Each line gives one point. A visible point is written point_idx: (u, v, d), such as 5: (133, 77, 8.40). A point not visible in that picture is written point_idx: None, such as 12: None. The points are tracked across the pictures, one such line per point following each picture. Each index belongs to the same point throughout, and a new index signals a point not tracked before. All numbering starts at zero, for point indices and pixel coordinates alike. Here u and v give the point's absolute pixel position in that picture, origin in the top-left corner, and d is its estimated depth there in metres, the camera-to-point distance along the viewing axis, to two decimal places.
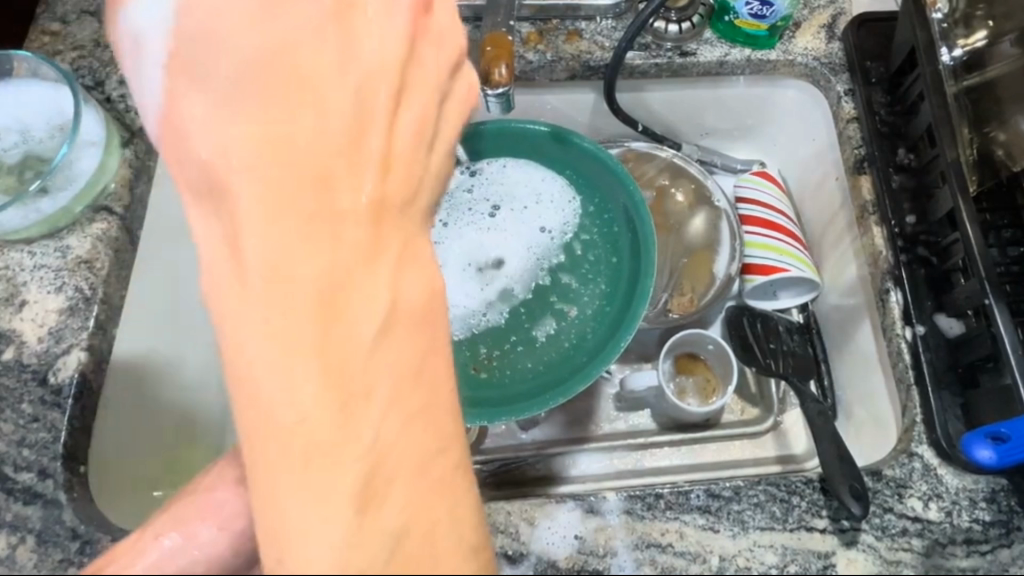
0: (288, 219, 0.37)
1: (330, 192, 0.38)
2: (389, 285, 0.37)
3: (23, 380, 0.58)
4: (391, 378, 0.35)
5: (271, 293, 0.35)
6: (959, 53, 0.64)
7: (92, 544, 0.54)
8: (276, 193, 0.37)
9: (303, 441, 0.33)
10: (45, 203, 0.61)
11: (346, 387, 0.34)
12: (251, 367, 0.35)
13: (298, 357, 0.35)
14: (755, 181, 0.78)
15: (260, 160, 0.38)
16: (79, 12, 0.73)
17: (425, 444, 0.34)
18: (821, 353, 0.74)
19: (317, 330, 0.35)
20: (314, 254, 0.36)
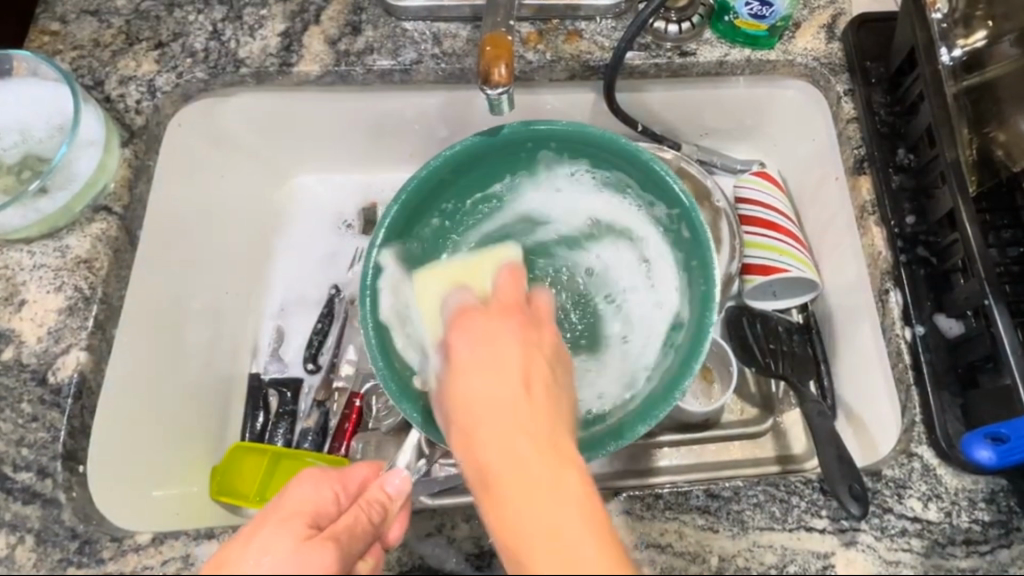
0: (501, 442, 0.38)
1: (526, 392, 0.39)
2: (573, 476, 0.37)
3: (22, 380, 0.59)
4: (593, 538, 0.35)
5: (515, 480, 0.37)
6: (960, 53, 0.64)
7: (92, 544, 0.54)
8: (490, 379, 0.39)
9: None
10: (45, 203, 0.62)
11: (567, 554, 0.35)
12: (525, 540, 0.36)
13: (556, 558, 0.35)
14: (755, 181, 0.77)
15: (474, 354, 0.41)
16: (78, 12, 0.73)
17: None
18: (822, 353, 0.74)
19: (556, 531, 0.35)
20: (527, 461, 0.37)
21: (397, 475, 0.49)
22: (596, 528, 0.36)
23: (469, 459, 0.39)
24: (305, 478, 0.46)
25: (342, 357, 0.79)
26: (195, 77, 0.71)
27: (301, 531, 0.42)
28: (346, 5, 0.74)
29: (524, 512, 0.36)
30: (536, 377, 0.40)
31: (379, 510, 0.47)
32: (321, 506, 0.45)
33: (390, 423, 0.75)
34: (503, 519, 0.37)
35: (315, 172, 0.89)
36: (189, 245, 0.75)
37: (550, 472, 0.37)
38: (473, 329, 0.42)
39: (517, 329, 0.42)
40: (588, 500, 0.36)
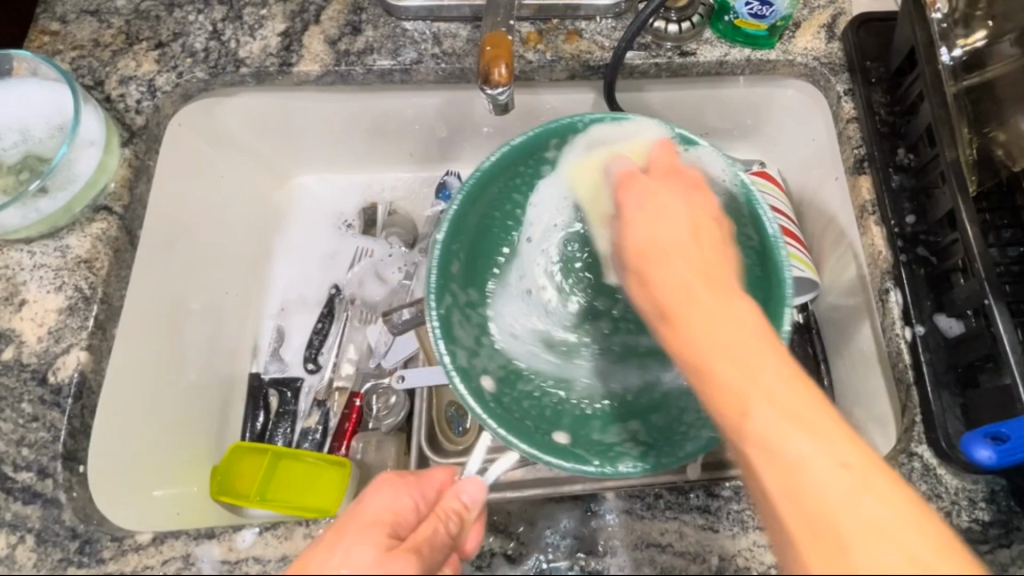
0: (716, 312, 0.38)
1: (709, 285, 0.39)
2: (745, 307, 0.38)
3: (22, 379, 0.59)
4: (775, 367, 0.35)
5: (683, 300, 0.39)
6: (960, 53, 0.64)
7: (92, 544, 0.54)
8: (657, 205, 0.44)
9: (763, 410, 0.34)
10: (45, 203, 0.61)
11: (743, 373, 0.35)
12: (716, 349, 0.37)
13: (721, 357, 0.36)
14: (755, 182, 0.78)
15: (654, 210, 0.44)
16: (78, 12, 0.73)
17: (802, 405, 0.34)
18: (821, 353, 0.75)
19: (753, 365, 0.35)
20: (739, 331, 0.37)
21: (472, 483, 0.48)
22: (771, 345, 0.36)
23: (659, 296, 0.41)
24: (383, 486, 0.45)
25: (342, 357, 0.80)
26: (195, 76, 0.71)
27: (382, 541, 0.41)
28: (346, 5, 0.74)
29: (699, 333, 0.38)
30: (700, 229, 0.43)
31: (457, 522, 0.46)
32: (401, 515, 0.44)
33: (390, 423, 0.74)
34: (699, 355, 0.37)
35: (316, 173, 0.89)
36: (190, 245, 0.75)
37: (747, 302, 0.39)
38: (631, 182, 0.46)
39: (682, 194, 0.45)
40: (766, 333, 0.37)
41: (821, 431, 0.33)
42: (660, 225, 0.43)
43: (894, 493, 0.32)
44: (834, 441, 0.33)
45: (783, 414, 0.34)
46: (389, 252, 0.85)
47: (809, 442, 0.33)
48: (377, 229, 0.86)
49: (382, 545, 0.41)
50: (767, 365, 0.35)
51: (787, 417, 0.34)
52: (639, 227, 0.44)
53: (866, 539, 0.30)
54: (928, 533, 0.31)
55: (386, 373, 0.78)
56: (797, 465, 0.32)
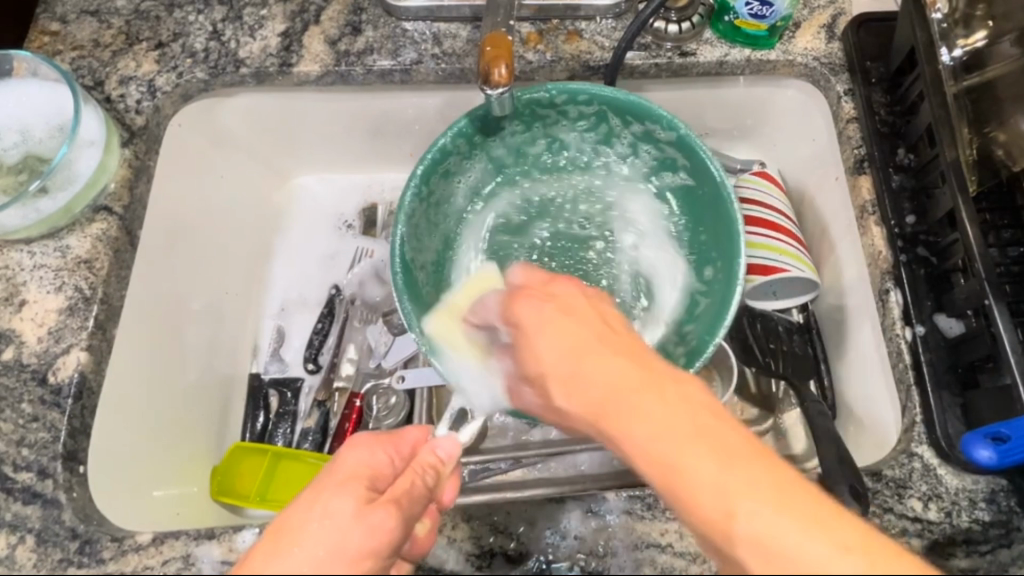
0: (609, 385, 0.34)
1: (601, 340, 0.36)
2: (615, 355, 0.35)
3: (22, 380, 0.59)
4: (659, 406, 0.32)
5: (616, 397, 0.34)
6: (959, 53, 0.64)
7: (92, 544, 0.54)
8: (572, 325, 0.38)
9: (712, 477, 0.30)
10: (45, 203, 0.61)
11: (652, 445, 0.32)
12: (636, 408, 0.32)
13: (627, 408, 0.33)
14: (755, 181, 0.77)
15: (544, 326, 0.38)
16: (78, 12, 0.73)
17: (723, 447, 0.30)
18: (822, 353, 0.74)
19: (653, 424, 0.32)
20: (615, 381, 0.34)
21: (447, 440, 0.48)
22: (638, 384, 0.33)
23: (553, 380, 0.37)
24: (359, 444, 0.44)
25: (342, 357, 0.79)
26: (195, 77, 0.71)
27: (361, 491, 0.40)
28: (346, 5, 0.74)
29: (598, 373, 0.35)
30: (615, 320, 0.38)
31: (434, 474, 0.46)
32: (378, 469, 0.43)
33: (390, 423, 0.74)
34: (614, 423, 0.33)
35: (315, 173, 0.89)
36: (189, 245, 0.75)
37: (651, 357, 0.35)
38: (544, 294, 0.41)
39: (577, 287, 0.41)
40: (645, 357, 0.35)
41: (699, 492, 0.30)
42: (545, 339, 0.38)
43: (833, 516, 0.29)
44: (745, 492, 0.29)
45: (686, 449, 0.31)
46: (389, 252, 0.84)
47: (712, 467, 0.30)
48: (377, 229, 0.87)
49: (362, 498, 0.40)
50: (647, 397, 0.32)
51: (693, 493, 0.30)
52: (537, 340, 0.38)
53: (783, 515, 0.29)
54: (832, 540, 0.28)
55: (386, 373, 0.78)
56: (740, 519, 0.29)
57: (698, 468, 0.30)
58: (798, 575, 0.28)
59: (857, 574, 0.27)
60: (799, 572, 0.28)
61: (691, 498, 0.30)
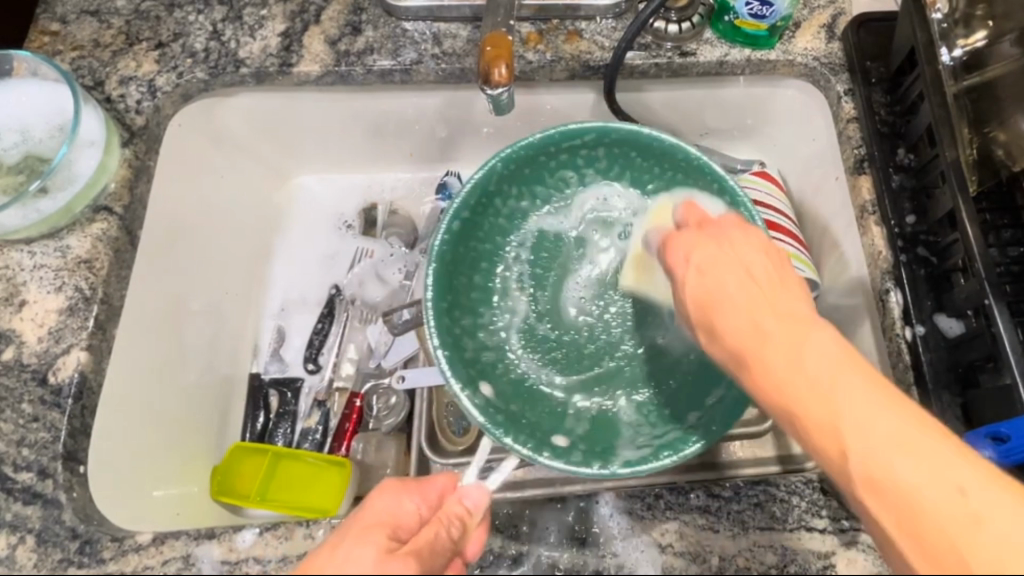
0: (784, 351, 0.38)
1: (749, 279, 0.42)
2: (754, 294, 0.41)
3: (22, 380, 0.59)
4: (830, 359, 0.37)
5: (789, 356, 0.38)
6: (960, 53, 0.64)
7: (92, 544, 0.54)
8: (707, 247, 0.45)
9: (887, 429, 0.35)
10: (45, 203, 0.61)
11: (830, 409, 0.36)
12: (836, 364, 0.37)
13: (780, 356, 0.38)
14: (754, 181, 0.78)
15: (710, 272, 0.43)
16: (78, 12, 0.73)
17: (866, 387, 0.36)
18: None
19: (831, 415, 0.36)
20: (823, 362, 0.37)
21: (475, 488, 0.48)
22: (861, 371, 0.37)
23: (766, 386, 0.39)
24: (385, 490, 0.45)
25: (342, 356, 0.80)
26: (195, 77, 0.71)
27: (383, 540, 0.41)
28: (346, 5, 0.74)
29: (737, 296, 0.42)
30: (757, 271, 0.42)
31: (460, 525, 0.46)
32: (400, 518, 0.44)
33: (390, 423, 0.75)
34: (783, 395, 0.38)
35: (315, 173, 0.89)
36: (189, 245, 0.75)
37: (802, 324, 0.39)
38: (687, 259, 0.45)
39: (746, 237, 0.44)
40: (803, 318, 0.40)
41: (879, 462, 0.34)
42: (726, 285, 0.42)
43: (937, 437, 0.35)
44: (945, 464, 0.34)
45: (891, 436, 0.35)
46: (390, 252, 0.84)
47: (878, 426, 0.35)
48: (377, 230, 0.87)
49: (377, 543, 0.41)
50: (815, 342, 0.38)
51: (869, 459, 0.35)
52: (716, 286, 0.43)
53: (927, 471, 0.34)
54: (1000, 489, 0.34)
55: (386, 373, 0.78)
56: (900, 484, 0.34)
57: (845, 422, 0.35)
58: (900, 495, 0.34)
59: (975, 492, 0.33)
60: (907, 500, 0.34)
61: (887, 472, 0.34)
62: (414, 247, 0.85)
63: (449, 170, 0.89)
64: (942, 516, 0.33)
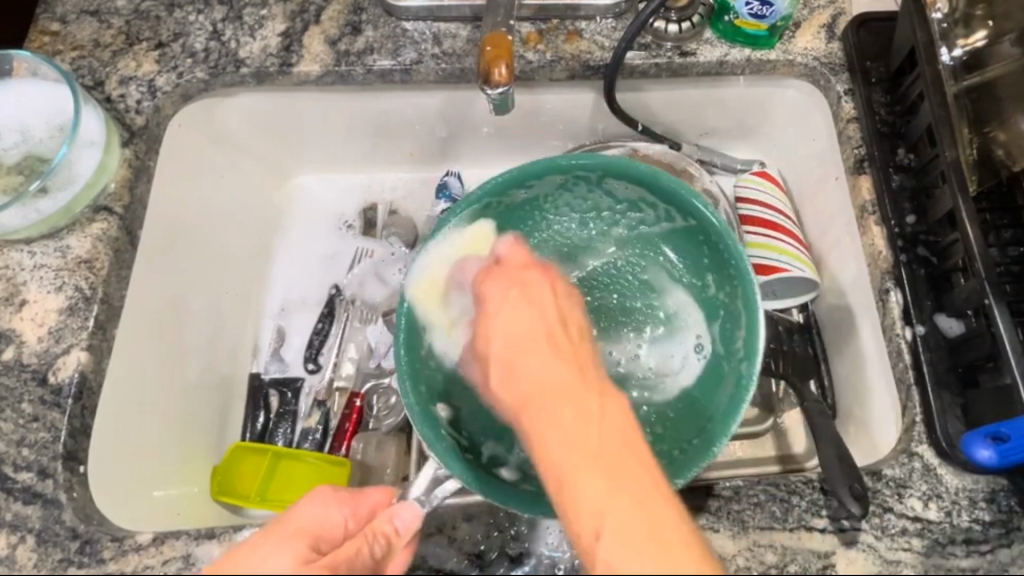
0: (551, 390, 0.38)
1: (552, 337, 0.41)
2: (547, 343, 0.40)
3: (22, 380, 0.59)
4: (565, 390, 0.38)
5: (517, 367, 0.40)
6: (960, 53, 0.64)
7: (92, 544, 0.54)
8: (519, 285, 0.44)
9: (580, 467, 0.35)
10: (45, 203, 0.61)
11: (538, 425, 0.38)
12: (534, 382, 0.39)
13: (533, 368, 0.39)
14: (756, 181, 0.77)
15: (506, 307, 0.43)
16: (78, 12, 0.73)
17: (584, 420, 0.37)
18: (821, 353, 0.75)
19: (562, 433, 0.37)
20: (555, 382, 0.38)
21: (407, 509, 0.49)
22: (596, 416, 0.37)
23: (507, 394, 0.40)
24: (316, 497, 0.46)
25: (342, 356, 0.79)
26: (195, 77, 0.71)
27: (303, 550, 0.42)
28: (346, 5, 0.74)
29: (514, 334, 0.41)
30: (561, 315, 0.42)
31: (383, 544, 0.47)
32: (326, 528, 0.44)
33: (390, 422, 0.75)
34: (519, 397, 0.39)
35: (316, 172, 0.89)
36: (189, 245, 0.75)
37: (565, 363, 0.39)
38: (499, 286, 0.44)
39: (547, 280, 0.44)
40: (561, 354, 0.40)
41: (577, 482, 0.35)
42: (502, 311, 0.42)
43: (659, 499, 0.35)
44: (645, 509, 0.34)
45: (581, 462, 0.35)
46: (390, 252, 0.84)
47: (573, 455, 0.36)
48: (377, 230, 0.87)
49: (291, 552, 0.41)
50: (607, 412, 0.37)
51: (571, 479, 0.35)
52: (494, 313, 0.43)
53: (622, 500, 0.34)
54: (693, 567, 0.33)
55: (386, 373, 0.78)
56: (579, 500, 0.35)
57: (577, 459, 0.36)
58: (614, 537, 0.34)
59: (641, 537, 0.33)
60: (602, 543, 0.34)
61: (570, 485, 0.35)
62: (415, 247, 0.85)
63: (449, 170, 0.88)
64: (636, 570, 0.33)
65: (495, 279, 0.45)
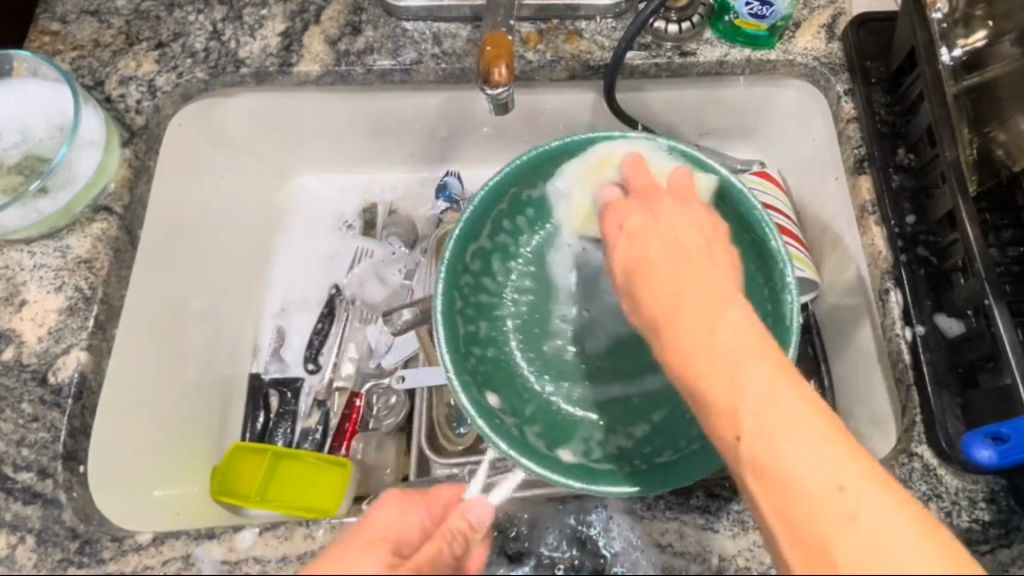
0: (726, 336, 0.38)
1: (693, 265, 0.42)
2: (698, 278, 0.41)
3: (22, 380, 0.59)
4: (741, 342, 0.38)
5: (711, 317, 0.39)
6: (960, 53, 0.64)
7: (92, 544, 0.54)
8: (659, 239, 0.44)
9: (751, 407, 0.36)
10: (45, 203, 0.61)
11: (717, 363, 0.38)
12: (701, 327, 0.39)
13: (720, 329, 0.39)
14: (758, 181, 0.77)
15: (656, 256, 0.43)
16: (78, 12, 0.73)
17: (766, 349, 0.38)
18: (821, 353, 0.74)
19: (743, 385, 0.37)
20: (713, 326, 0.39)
21: (479, 503, 0.47)
22: (784, 373, 0.37)
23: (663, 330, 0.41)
24: (389, 501, 0.45)
25: (342, 356, 0.79)
26: (195, 77, 0.71)
27: (388, 556, 0.41)
28: (346, 5, 0.74)
29: (664, 289, 0.42)
30: (684, 241, 0.44)
31: (462, 541, 0.45)
32: (404, 531, 0.44)
33: (390, 423, 0.75)
34: (679, 334, 0.40)
35: (316, 173, 0.89)
36: (189, 245, 0.75)
37: (719, 303, 0.40)
38: (620, 225, 0.47)
39: (679, 209, 0.46)
40: (753, 321, 0.39)
41: (760, 429, 0.35)
42: (657, 269, 0.43)
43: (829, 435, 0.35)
44: (841, 462, 0.34)
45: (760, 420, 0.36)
46: (390, 253, 0.84)
47: (736, 391, 0.37)
48: (377, 230, 0.87)
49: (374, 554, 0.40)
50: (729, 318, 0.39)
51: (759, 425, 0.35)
52: (648, 282, 0.43)
53: (779, 430, 0.35)
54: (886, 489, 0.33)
55: (386, 373, 0.78)
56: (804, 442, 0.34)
57: (752, 405, 0.36)
58: (785, 484, 0.34)
59: (845, 480, 0.33)
60: (783, 479, 0.34)
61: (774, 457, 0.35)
62: (415, 247, 0.85)
63: (449, 170, 0.88)
64: (811, 503, 0.33)
65: (609, 230, 0.48)
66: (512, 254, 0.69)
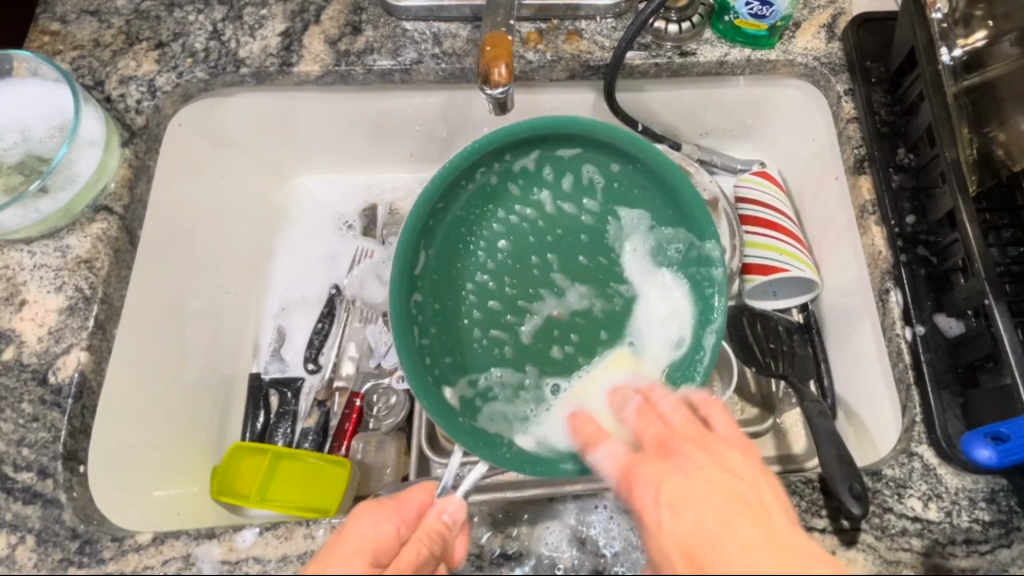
0: (728, 531, 0.38)
1: (725, 495, 0.40)
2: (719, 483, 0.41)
3: (22, 380, 0.59)
4: (732, 540, 0.38)
5: (724, 509, 0.39)
6: (960, 53, 0.64)
7: (92, 544, 0.54)
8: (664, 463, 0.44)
9: None
10: (44, 203, 0.61)
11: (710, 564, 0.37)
12: (724, 523, 0.39)
13: (712, 524, 0.39)
14: (756, 181, 0.77)
15: (680, 486, 0.42)
16: (78, 12, 0.73)
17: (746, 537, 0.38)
18: (821, 353, 0.75)
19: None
20: (708, 504, 0.40)
21: (452, 501, 0.50)
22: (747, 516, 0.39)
23: (667, 543, 0.40)
24: (364, 515, 0.48)
25: (342, 356, 0.79)
26: (195, 77, 0.71)
27: (365, 569, 0.45)
28: (346, 5, 0.74)
29: (690, 497, 0.41)
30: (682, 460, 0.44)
31: (438, 540, 0.48)
32: (382, 542, 0.47)
33: (390, 422, 0.75)
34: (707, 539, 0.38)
35: (316, 173, 0.89)
36: (189, 245, 0.75)
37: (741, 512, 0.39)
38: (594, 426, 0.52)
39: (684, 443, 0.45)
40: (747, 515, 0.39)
41: None
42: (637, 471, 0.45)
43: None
44: None
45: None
46: (389, 254, 0.84)
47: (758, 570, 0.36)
48: (377, 229, 0.87)
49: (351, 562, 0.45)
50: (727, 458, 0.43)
51: None
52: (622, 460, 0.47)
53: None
54: None
55: (386, 374, 0.78)
56: None
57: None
58: None
59: None
60: None
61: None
62: None
63: None
64: None
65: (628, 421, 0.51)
66: (463, 250, 0.64)
